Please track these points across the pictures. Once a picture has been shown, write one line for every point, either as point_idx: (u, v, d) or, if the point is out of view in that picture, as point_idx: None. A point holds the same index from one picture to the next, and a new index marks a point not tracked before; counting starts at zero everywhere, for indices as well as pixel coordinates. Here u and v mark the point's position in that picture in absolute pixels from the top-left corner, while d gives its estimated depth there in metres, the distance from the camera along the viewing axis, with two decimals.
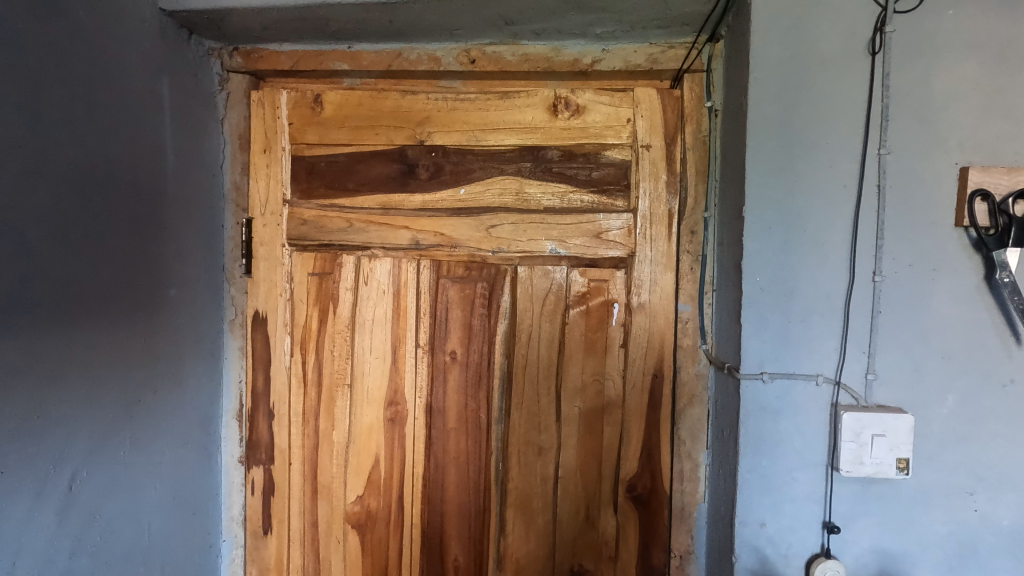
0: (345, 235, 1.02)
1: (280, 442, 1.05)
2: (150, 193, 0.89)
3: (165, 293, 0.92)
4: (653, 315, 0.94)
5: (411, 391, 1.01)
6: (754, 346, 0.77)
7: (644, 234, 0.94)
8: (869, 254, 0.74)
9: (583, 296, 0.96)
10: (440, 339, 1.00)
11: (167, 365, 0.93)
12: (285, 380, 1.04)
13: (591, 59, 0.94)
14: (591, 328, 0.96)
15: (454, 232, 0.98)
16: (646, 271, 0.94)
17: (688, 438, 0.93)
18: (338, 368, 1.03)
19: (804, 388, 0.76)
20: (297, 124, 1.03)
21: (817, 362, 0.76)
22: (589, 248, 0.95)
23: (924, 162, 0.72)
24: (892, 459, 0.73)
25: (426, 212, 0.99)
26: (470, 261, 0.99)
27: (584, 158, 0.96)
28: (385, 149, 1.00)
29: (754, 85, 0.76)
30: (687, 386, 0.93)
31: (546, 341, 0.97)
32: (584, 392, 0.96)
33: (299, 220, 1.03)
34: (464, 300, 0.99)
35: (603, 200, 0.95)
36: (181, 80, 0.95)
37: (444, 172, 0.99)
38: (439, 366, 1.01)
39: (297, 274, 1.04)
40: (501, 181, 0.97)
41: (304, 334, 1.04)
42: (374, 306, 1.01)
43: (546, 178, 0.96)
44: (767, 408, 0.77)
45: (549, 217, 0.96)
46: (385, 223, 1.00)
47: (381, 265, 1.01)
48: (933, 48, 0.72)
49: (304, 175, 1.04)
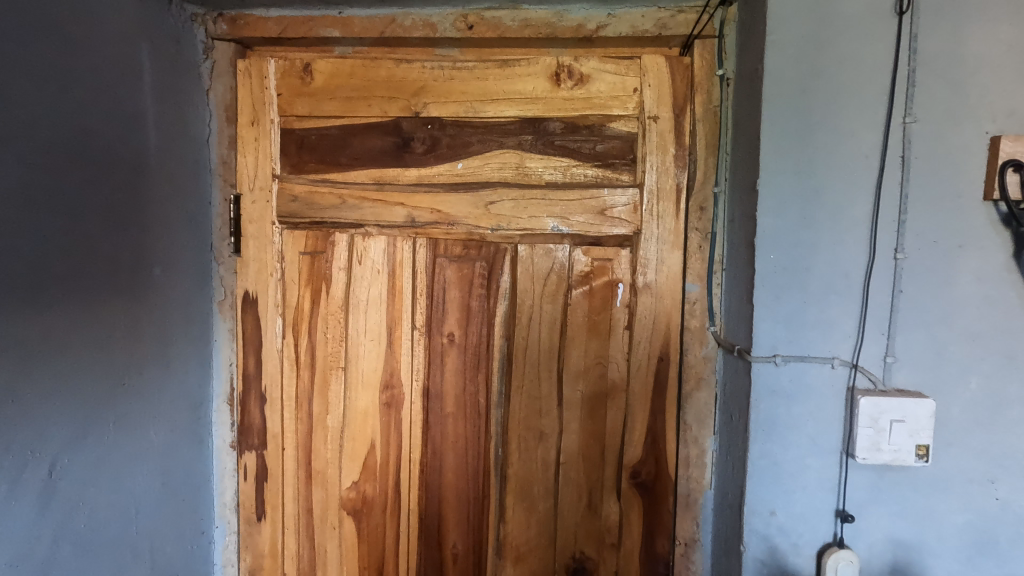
0: (337, 212, 0.97)
1: (272, 426, 1.02)
2: (131, 167, 0.84)
3: (149, 273, 0.88)
4: (659, 295, 0.90)
5: (407, 374, 0.98)
6: (766, 327, 0.73)
7: (651, 211, 0.89)
8: (890, 230, 0.70)
9: (586, 275, 0.92)
10: (437, 321, 0.97)
11: (153, 347, 0.89)
12: (277, 364, 1.01)
13: (596, 25, 0.89)
14: (594, 309, 0.92)
15: (451, 209, 0.94)
16: (652, 249, 0.90)
17: (695, 423, 0.90)
18: (332, 351, 0.99)
19: (818, 372, 0.72)
20: (285, 95, 0.98)
21: (833, 344, 0.72)
22: (592, 225, 0.91)
23: (952, 131, 0.68)
24: (911, 446, 0.69)
25: (422, 188, 0.95)
26: (468, 239, 0.95)
27: (587, 130, 0.91)
28: (378, 121, 0.95)
29: (771, 50, 0.71)
30: (694, 369, 0.90)
31: (548, 322, 0.93)
32: (587, 376, 0.93)
33: (289, 197, 0.99)
34: (462, 280, 0.95)
35: (607, 174, 0.91)
36: (163, 47, 0.90)
37: (440, 146, 0.94)
38: (437, 349, 0.97)
39: (288, 253, 1.00)
40: (500, 155, 0.93)
41: (296, 315, 1.00)
42: (368, 286, 0.97)
43: (547, 152, 0.92)
44: (779, 393, 0.74)
45: (551, 192, 0.91)
46: (379, 200, 0.96)
47: (375, 244, 0.97)
48: (964, 8, 0.66)
49: (294, 150, 0.99)
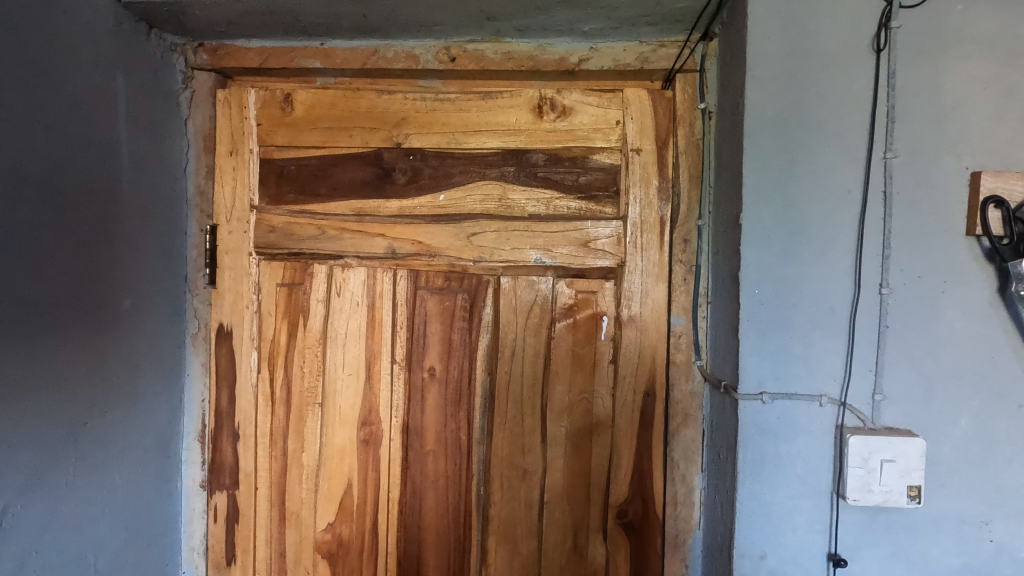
0: (316, 243, 0.95)
1: (245, 465, 0.98)
2: (102, 197, 0.82)
3: (118, 306, 0.85)
4: (644, 328, 0.88)
5: (386, 410, 0.95)
6: (753, 363, 0.72)
7: (634, 243, 0.88)
8: (874, 265, 0.69)
9: (570, 308, 0.90)
10: (418, 355, 0.94)
11: (119, 383, 0.85)
12: (251, 399, 0.97)
13: (578, 58, 0.89)
14: (578, 342, 0.90)
15: (433, 241, 0.92)
16: (636, 282, 0.88)
17: (682, 461, 0.88)
18: (309, 386, 0.96)
19: (806, 409, 0.71)
20: (265, 125, 0.96)
21: (820, 381, 0.70)
22: (576, 257, 0.90)
23: (932, 166, 0.68)
24: (902, 486, 0.67)
25: (404, 219, 0.93)
26: (450, 270, 0.93)
27: (570, 162, 0.90)
28: (359, 151, 0.94)
29: (751, 84, 0.71)
30: (682, 405, 0.88)
31: (531, 357, 0.91)
32: (572, 412, 0.90)
33: (267, 227, 0.97)
34: (444, 313, 0.93)
35: (590, 206, 0.90)
36: (140, 76, 0.89)
37: (422, 177, 0.93)
38: (417, 384, 0.94)
39: (265, 285, 0.97)
40: (483, 186, 0.92)
41: (272, 349, 0.97)
42: (347, 319, 0.95)
43: (530, 184, 0.91)
44: (766, 431, 0.72)
45: (535, 224, 0.90)
46: (359, 231, 0.94)
47: (355, 276, 0.95)
48: (940, 46, 0.67)
49: (273, 180, 0.97)
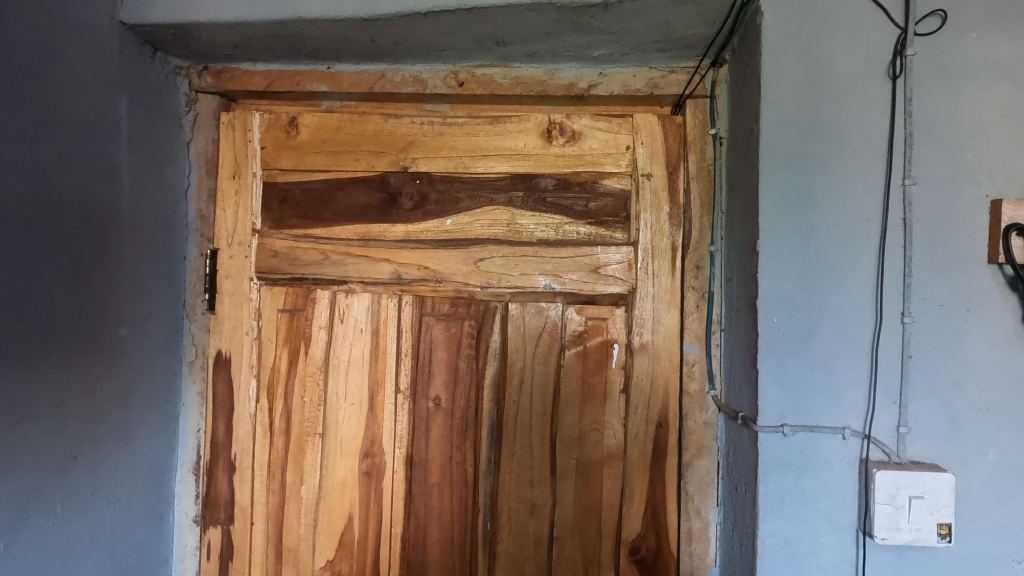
0: (320, 268, 0.93)
1: (241, 499, 0.93)
2: (100, 221, 0.79)
3: (113, 333, 0.82)
4: (657, 356, 0.86)
5: (389, 442, 0.91)
6: (772, 395, 0.70)
7: (646, 269, 0.87)
8: (895, 293, 0.67)
9: (580, 335, 0.88)
10: (423, 384, 0.91)
11: (111, 414, 0.82)
12: (249, 430, 0.94)
13: (588, 83, 0.89)
14: (589, 371, 0.87)
15: (439, 266, 0.90)
16: (648, 308, 0.86)
17: (697, 494, 0.85)
18: (309, 416, 0.93)
19: (829, 442, 0.68)
20: (270, 149, 0.94)
21: (843, 413, 0.68)
22: (586, 283, 0.88)
23: (951, 193, 0.67)
24: (932, 524, 0.64)
25: (410, 243, 0.92)
26: (456, 296, 0.91)
27: (580, 187, 0.89)
28: (365, 176, 0.93)
29: (766, 111, 0.70)
30: (695, 436, 0.86)
31: (540, 386, 0.88)
32: (582, 443, 0.87)
33: (269, 252, 0.94)
34: (450, 340, 0.91)
35: (600, 232, 0.89)
36: (143, 99, 0.88)
37: (428, 202, 0.91)
38: (422, 414, 0.91)
39: (265, 310, 0.94)
40: (491, 212, 0.90)
41: (272, 378, 0.94)
42: (350, 346, 0.92)
43: (539, 209, 0.89)
44: (787, 465, 0.69)
45: (544, 250, 0.89)
46: (364, 256, 0.92)
47: (359, 302, 0.92)
48: (955, 73, 0.67)
49: (277, 204, 0.95)
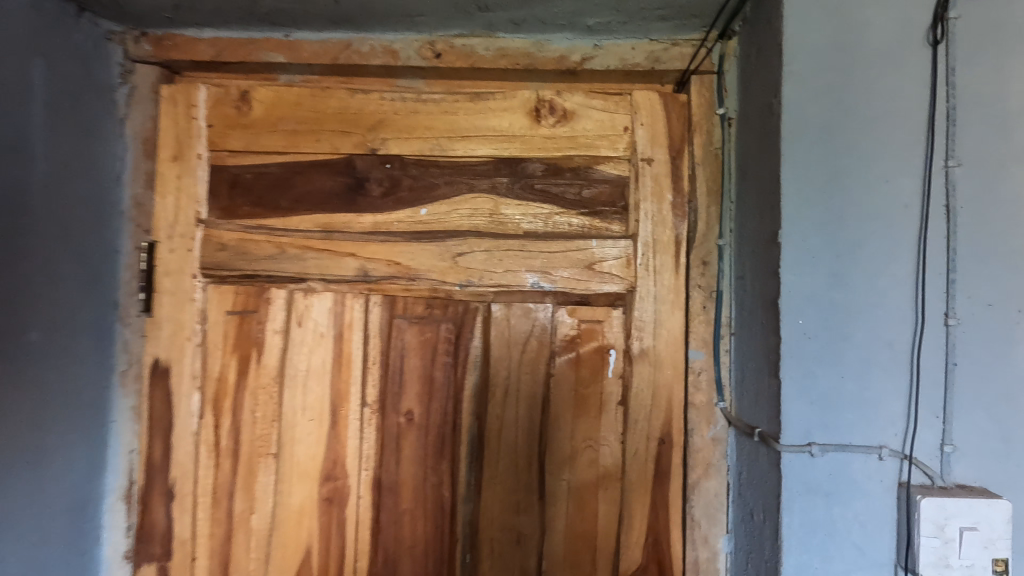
0: (275, 263, 0.81)
1: (181, 530, 0.81)
2: (6, 205, 0.67)
3: (21, 338, 0.69)
4: (660, 364, 0.76)
5: (354, 463, 0.80)
6: (797, 409, 0.60)
7: (647, 266, 0.77)
8: (937, 291, 0.58)
9: (572, 340, 0.78)
10: (393, 397, 0.80)
11: (18, 436, 0.68)
12: (190, 450, 0.81)
13: (581, 57, 0.79)
14: (583, 381, 0.78)
15: (413, 261, 0.79)
16: (649, 310, 0.76)
17: (704, 520, 0.75)
18: (261, 434, 0.80)
19: (863, 464, 0.59)
20: (217, 127, 0.82)
21: (878, 430, 0.59)
22: (579, 282, 0.78)
23: (999, 177, 0.58)
24: (986, 560, 0.55)
25: (378, 236, 0.80)
26: (432, 296, 0.80)
27: (572, 173, 0.79)
28: (328, 158, 0.81)
29: (788, 81, 0.61)
30: (701, 454, 0.76)
31: (526, 398, 0.78)
32: (574, 462, 0.77)
33: (215, 245, 0.81)
34: (425, 346, 0.80)
35: (595, 223, 0.79)
36: (64, 64, 0.75)
37: (401, 188, 0.80)
38: (392, 431, 0.80)
39: (211, 313, 0.82)
40: (472, 200, 0.80)
41: (218, 390, 0.81)
42: (308, 354, 0.80)
43: (526, 197, 0.79)
44: (815, 491, 0.60)
45: (531, 244, 0.78)
46: (326, 250, 0.80)
47: (319, 302, 0.81)
48: (1004, 40, 0.58)
49: (225, 190, 0.82)
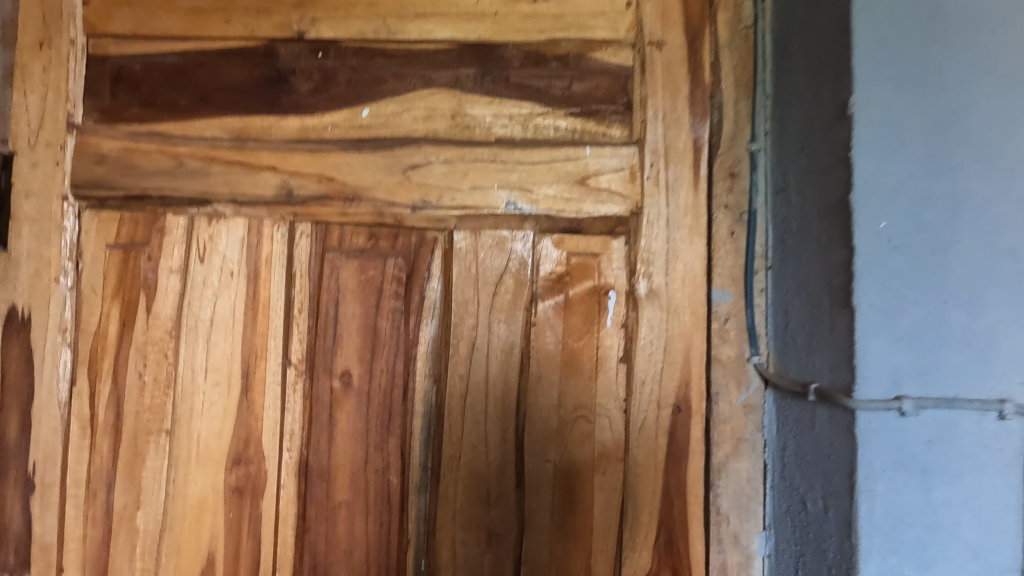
0: (170, 180, 0.62)
1: (43, 533, 0.61)
2: None
3: None
4: (674, 309, 0.57)
5: (272, 442, 0.61)
6: (878, 348, 0.42)
7: (656, 179, 0.58)
8: None
9: (559, 279, 0.59)
10: (324, 354, 0.61)
11: None
12: (56, 426, 0.61)
13: None
14: (573, 332, 0.59)
15: (353, 177, 0.61)
16: (658, 236, 0.58)
17: (733, 513, 0.57)
18: (150, 404, 0.61)
19: (976, 428, 0.41)
20: (97, 4, 0.63)
21: (999, 379, 0.41)
22: (567, 202, 0.59)
23: None
24: None
25: (306, 144, 0.61)
26: (376, 223, 0.61)
27: (559, 62, 0.60)
28: (241, 45, 0.62)
29: None
30: (729, 425, 0.58)
31: (500, 354, 0.59)
32: (562, 438, 0.58)
33: (93, 156, 0.62)
34: (367, 289, 0.61)
35: (590, 126, 0.60)
36: None
37: (335, 83, 0.62)
38: (323, 398, 0.61)
39: (87, 247, 0.62)
40: (428, 97, 0.61)
41: (94, 348, 0.62)
42: (213, 299, 0.61)
43: (498, 93, 0.61)
44: (907, 466, 0.42)
45: (506, 153, 0.60)
46: (238, 162, 0.61)
47: (228, 232, 0.61)
48: None
49: (108, 87, 0.63)
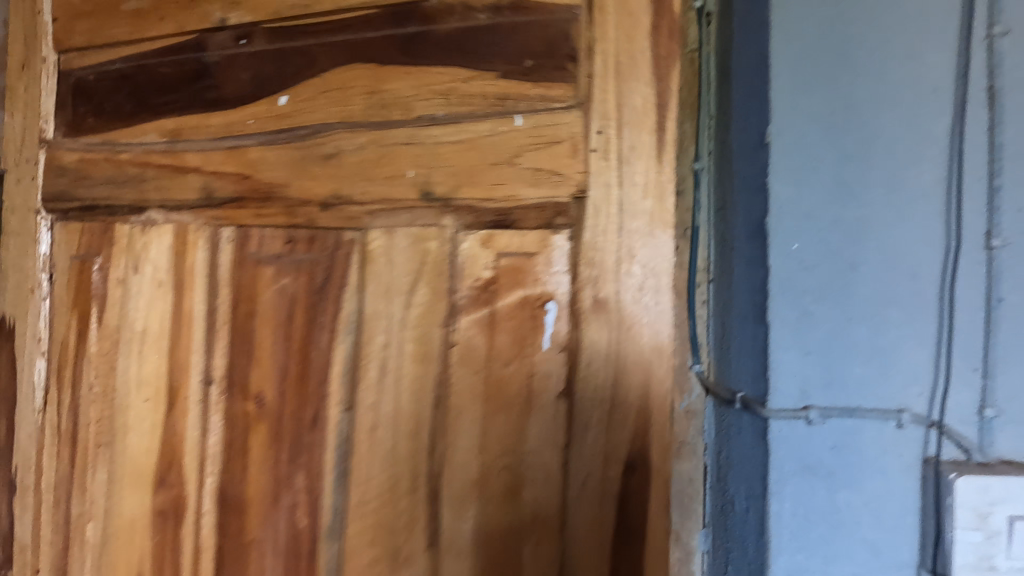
0: (115, 188, 0.63)
1: (21, 534, 0.66)
2: None
3: None
4: (624, 323, 0.46)
5: (194, 461, 0.60)
6: (790, 362, 0.46)
7: (608, 150, 0.47)
8: (978, 204, 0.44)
9: (485, 287, 0.50)
10: (240, 369, 0.58)
11: None
12: (32, 434, 0.66)
13: None
14: (500, 355, 0.49)
15: (268, 172, 0.57)
16: (613, 237, 0.46)
17: (676, 512, 0.60)
18: (97, 418, 0.63)
19: (875, 434, 0.44)
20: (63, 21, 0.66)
21: (899, 390, 0.44)
22: (494, 187, 0.50)
23: None
24: None
25: (228, 142, 0.59)
26: (286, 223, 0.57)
27: (497, 10, 0.50)
28: (174, 41, 0.61)
29: None
30: (673, 429, 0.60)
31: (411, 382, 0.52)
32: (487, 484, 0.49)
33: (57, 169, 0.66)
34: (281, 299, 0.56)
35: (519, 89, 0.50)
36: None
37: (253, 70, 0.58)
38: (237, 420, 0.58)
39: (57, 259, 0.66)
40: (347, 72, 0.55)
41: (60, 361, 0.65)
42: (146, 308, 0.62)
43: (417, 60, 0.52)
44: (814, 470, 0.45)
45: (421, 134, 0.52)
46: (169, 164, 0.61)
47: (158, 240, 0.62)
48: None
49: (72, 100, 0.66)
